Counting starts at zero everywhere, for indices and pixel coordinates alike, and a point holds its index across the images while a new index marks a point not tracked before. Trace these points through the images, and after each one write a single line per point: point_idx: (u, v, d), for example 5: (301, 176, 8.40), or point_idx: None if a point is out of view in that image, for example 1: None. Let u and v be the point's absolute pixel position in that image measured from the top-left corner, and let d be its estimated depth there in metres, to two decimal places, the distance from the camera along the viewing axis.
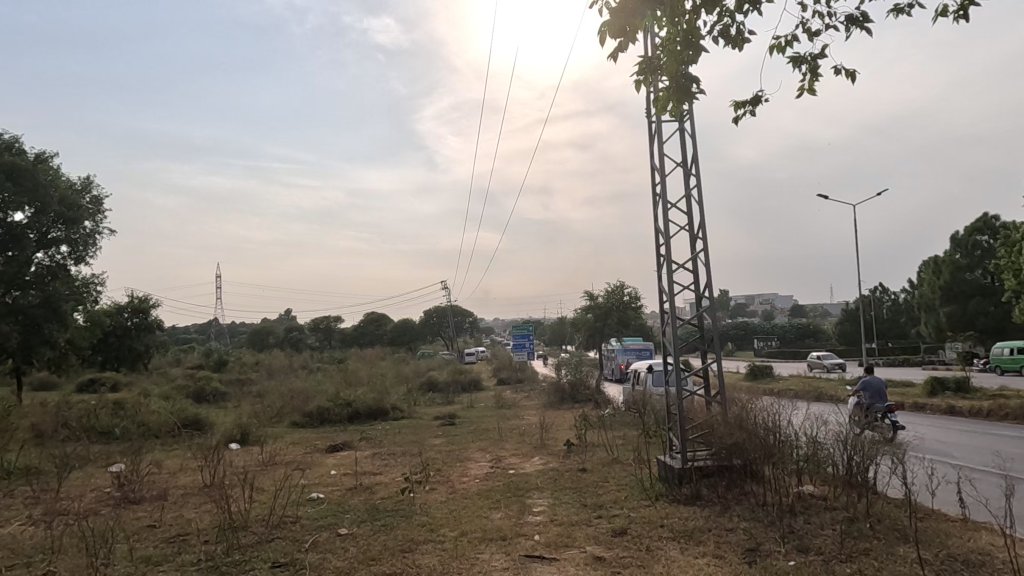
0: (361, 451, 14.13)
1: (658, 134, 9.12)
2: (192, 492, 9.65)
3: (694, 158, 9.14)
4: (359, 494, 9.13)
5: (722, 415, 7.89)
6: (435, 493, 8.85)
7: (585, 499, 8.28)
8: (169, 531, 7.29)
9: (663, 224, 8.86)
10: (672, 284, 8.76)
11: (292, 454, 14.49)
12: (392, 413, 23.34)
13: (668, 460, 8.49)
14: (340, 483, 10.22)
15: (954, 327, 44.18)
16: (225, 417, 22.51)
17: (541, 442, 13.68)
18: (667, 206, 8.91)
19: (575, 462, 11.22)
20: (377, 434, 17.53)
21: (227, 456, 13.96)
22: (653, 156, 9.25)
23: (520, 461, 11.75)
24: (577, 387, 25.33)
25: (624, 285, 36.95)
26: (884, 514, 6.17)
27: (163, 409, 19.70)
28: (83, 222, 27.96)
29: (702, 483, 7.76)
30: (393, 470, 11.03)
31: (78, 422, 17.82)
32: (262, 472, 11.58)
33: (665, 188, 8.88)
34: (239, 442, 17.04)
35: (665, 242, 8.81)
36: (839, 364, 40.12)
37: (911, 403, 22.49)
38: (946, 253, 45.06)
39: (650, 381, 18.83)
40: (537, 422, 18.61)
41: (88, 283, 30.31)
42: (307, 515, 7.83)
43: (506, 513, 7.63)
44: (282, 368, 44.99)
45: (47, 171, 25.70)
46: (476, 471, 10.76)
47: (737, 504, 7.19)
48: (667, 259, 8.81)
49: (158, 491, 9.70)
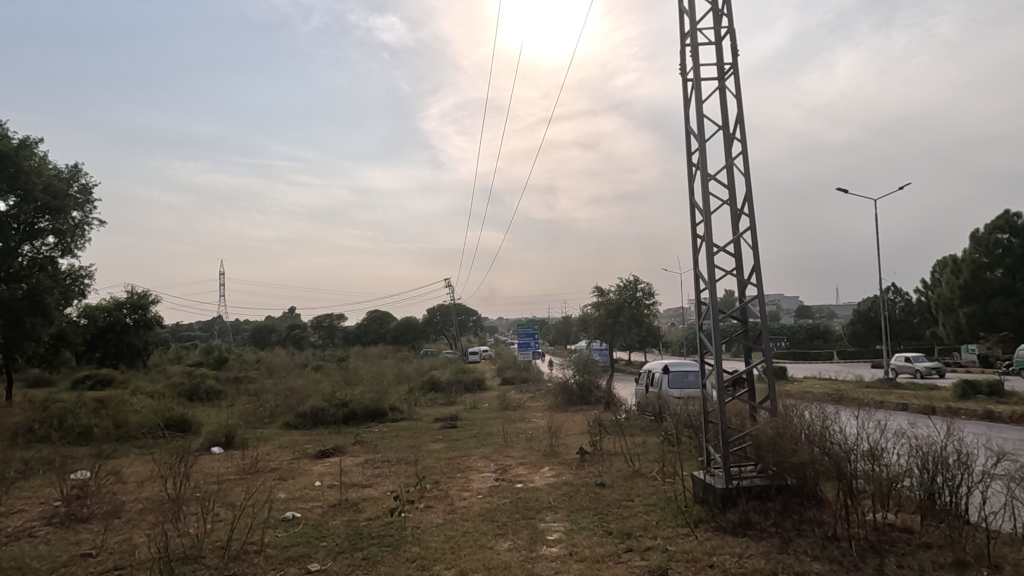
0: (353, 458, 12.83)
1: (695, 93, 7.80)
2: (153, 506, 8.39)
3: (738, 119, 7.77)
4: (341, 514, 7.82)
5: (774, 424, 6.56)
6: (430, 514, 7.51)
7: (609, 525, 6.92)
8: (104, 565, 6.00)
9: (702, 197, 7.49)
10: (714, 269, 7.40)
11: (277, 459, 13.23)
12: (391, 414, 22.08)
13: (706, 477, 7.16)
14: (324, 498, 8.89)
15: (974, 328, 42.63)
16: (214, 417, 21.26)
17: (551, 449, 12.33)
18: (706, 176, 7.57)
19: (591, 474, 9.87)
20: (373, 437, 16.26)
21: (204, 462, 12.64)
22: (689, 120, 7.91)
23: (528, 473, 10.39)
24: (587, 389, 23.88)
25: (636, 282, 35.78)
26: (999, 554, 4.92)
27: (147, 408, 18.50)
28: (71, 210, 26.77)
29: (752, 507, 6.42)
30: (385, 483, 9.73)
31: (55, 422, 16.59)
32: (239, 484, 10.31)
33: (704, 155, 7.55)
34: (223, 446, 15.70)
35: (704, 220, 7.47)
36: (936, 366, 35.66)
37: (943, 407, 20.94)
38: (966, 251, 43.34)
39: (667, 383, 17.32)
40: (545, 425, 17.25)
41: (78, 276, 29.07)
42: (275, 542, 6.52)
43: (515, 543, 6.32)
44: (283, 365, 43.68)
45: (31, 157, 24.34)
46: (478, 485, 9.40)
47: (799, 537, 5.88)
48: (708, 241, 7.45)
49: (111, 506, 8.43)
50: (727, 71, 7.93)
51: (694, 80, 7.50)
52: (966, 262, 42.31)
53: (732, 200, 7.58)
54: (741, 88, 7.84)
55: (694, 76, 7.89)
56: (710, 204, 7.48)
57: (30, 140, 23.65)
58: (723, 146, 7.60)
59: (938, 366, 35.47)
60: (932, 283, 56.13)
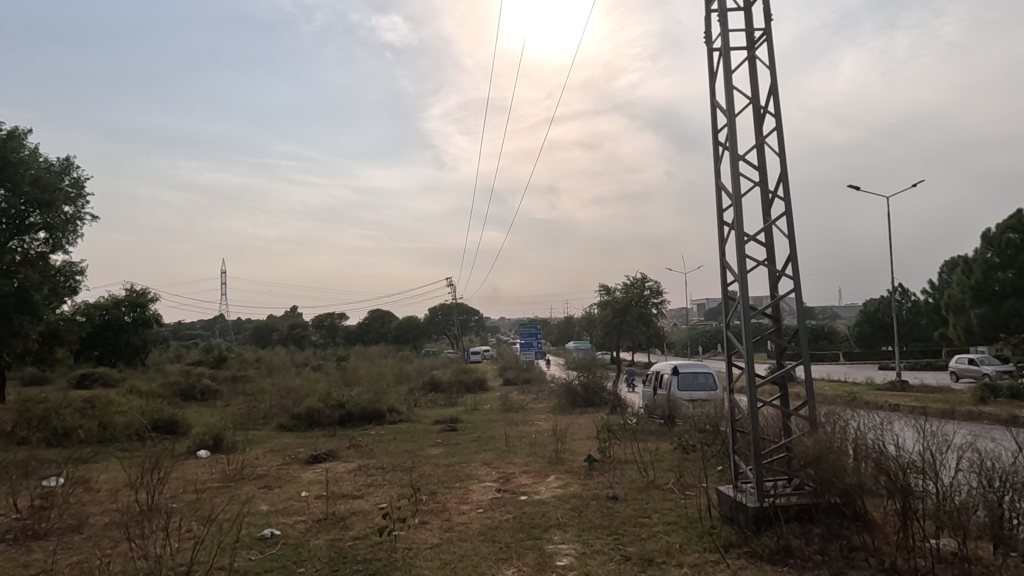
0: (345, 464, 12.08)
1: (724, 62, 7.01)
2: (119, 520, 7.61)
3: (771, 90, 6.95)
4: (326, 531, 7.04)
5: (820, 434, 5.71)
6: (424, 533, 6.72)
7: (626, 548, 6.12)
8: None
9: (732, 179, 6.69)
10: (745, 261, 6.57)
11: (266, 464, 12.48)
12: (389, 415, 21.28)
13: (734, 494, 6.40)
14: (310, 511, 8.09)
15: (984, 329, 41.59)
16: (207, 418, 20.45)
17: (556, 456, 11.50)
18: (736, 156, 6.77)
19: (601, 485, 9.04)
20: (369, 440, 15.52)
21: (187, 467, 11.88)
22: (716, 92, 7.10)
23: (532, 482, 9.59)
24: (592, 390, 23.07)
25: (643, 279, 34.93)
26: None
27: (135, 408, 17.74)
28: (62, 204, 25.92)
29: (791, 531, 5.64)
30: (378, 494, 8.95)
31: (38, 423, 15.88)
32: (219, 493, 9.51)
33: (733, 132, 6.74)
34: (211, 450, 14.89)
35: (735, 204, 6.66)
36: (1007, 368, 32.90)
37: (963, 411, 20.04)
38: (978, 251, 42.37)
39: (677, 385, 16.45)
40: (549, 429, 16.44)
41: (69, 272, 28.29)
42: (246, 567, 5.75)
43: (521, 571, 5.52)
44: (283, 365, 42.85)
45: (19, 148, 23.52)
46: (478, 497, 8.61)
47: (850, 569, 5.07)
48: (738, 229, 6.64)
49: (74, 520, 7.64)
50: (759, 39, 7.14)
51: (724, 46, 6.72)
52: (978, 262, 41.38)
53: (765, 181, 6.79)
54: (775, 56, 7.05)
55: (722, 44, 7.11)
56: (740, 186, 6.67)
57: (18, 130, 22.85)
58: (754, 123, 6.82)
59: (1012, 368, 32.54)
60: (940, 284, 55.11)
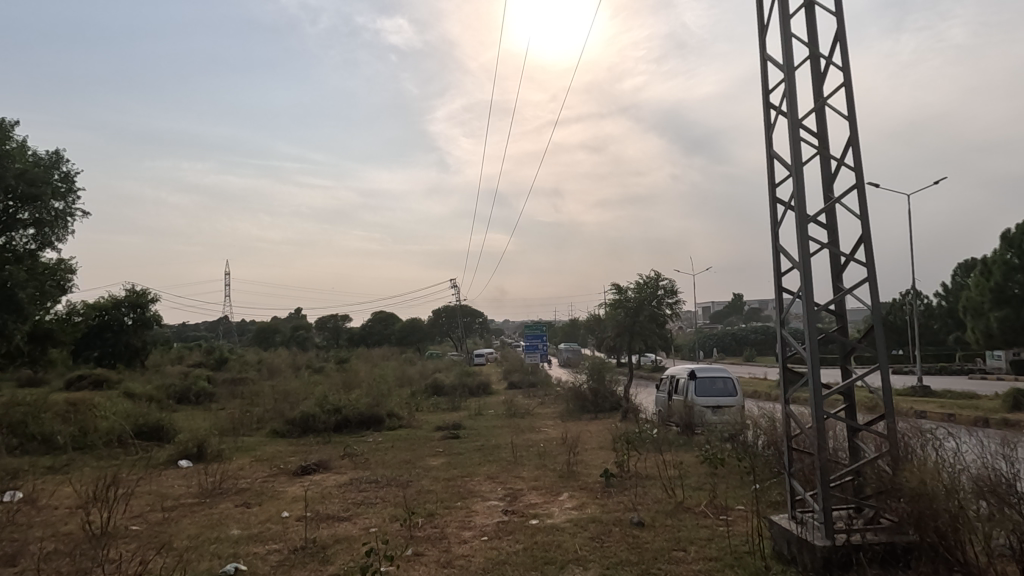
0: (335, 476, 10.99)
1: (779, 9, 5.92)
2: (64, 548, 6.52)
3: (837, 37, 5.84)
4: (301, 566, 5.91)
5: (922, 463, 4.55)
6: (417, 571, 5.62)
7: None
8: None
9: (791, 146, 5.60)
10: (808, 244, 5.45)
11: (250, 476, 11.41)
12: (389, 421, 20.15)
13: (795, 528, 5.24)
14: (288, 537, 6.98)
15: (1005, 333, 39.63)
16: (196, 423, 19.32)
17: (568, 470, 10.35)
18: (796, 118, 5.68)
19: (622, 507, 7.87)
20: (365, 449, 14.44)
21: (162, 480, 10.78)
22: (773, 41, 5.99)
23: (544, 502, 8.45)
24: (600, 395, 21.89)
25: (658, 277, 33.42)
26: None
27: (118, 413, 16.63)
28: (51, 199, 24.89)
29: None
30: (368, 516, 7.82)
31: (13, 428, 14.84)
32: (190, 512, 8.38)
33: (792, 90, 5.63)
34: (195, 459, 13.74)
35: (795, 176, 5.54)
36: None
37: (998, 420, 18.68)
38: (997, 252, 40.78)
39: (694, 390, 15.25)
40: (558, 437, 15.32)
41: (59, 270, 27.31)
42: None
43: None
44: (284, 368, 41.73)
45: (6, 141, 22.57)
46: (482, 520, 7.48)
47: None
48: (801, 207, 5.53)
49: (13, 548, 6.55)
50: None
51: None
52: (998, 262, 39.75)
53: (829, 147, 5.73)
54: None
55: None
56: (801, 154, 5.57)
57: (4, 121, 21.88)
58: (815, 79, 5.75)
59: None
60: (956, 286, 53.49)
